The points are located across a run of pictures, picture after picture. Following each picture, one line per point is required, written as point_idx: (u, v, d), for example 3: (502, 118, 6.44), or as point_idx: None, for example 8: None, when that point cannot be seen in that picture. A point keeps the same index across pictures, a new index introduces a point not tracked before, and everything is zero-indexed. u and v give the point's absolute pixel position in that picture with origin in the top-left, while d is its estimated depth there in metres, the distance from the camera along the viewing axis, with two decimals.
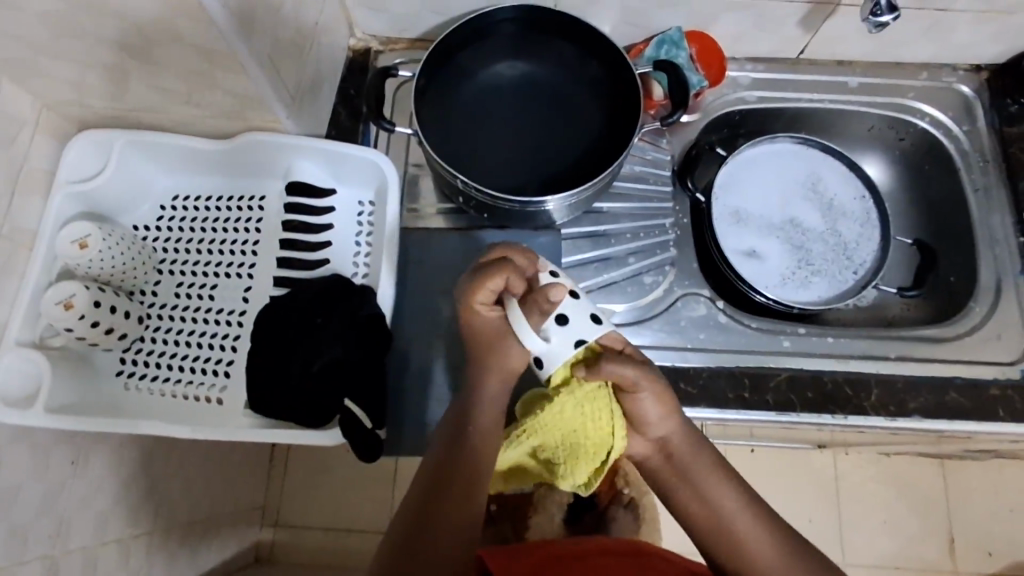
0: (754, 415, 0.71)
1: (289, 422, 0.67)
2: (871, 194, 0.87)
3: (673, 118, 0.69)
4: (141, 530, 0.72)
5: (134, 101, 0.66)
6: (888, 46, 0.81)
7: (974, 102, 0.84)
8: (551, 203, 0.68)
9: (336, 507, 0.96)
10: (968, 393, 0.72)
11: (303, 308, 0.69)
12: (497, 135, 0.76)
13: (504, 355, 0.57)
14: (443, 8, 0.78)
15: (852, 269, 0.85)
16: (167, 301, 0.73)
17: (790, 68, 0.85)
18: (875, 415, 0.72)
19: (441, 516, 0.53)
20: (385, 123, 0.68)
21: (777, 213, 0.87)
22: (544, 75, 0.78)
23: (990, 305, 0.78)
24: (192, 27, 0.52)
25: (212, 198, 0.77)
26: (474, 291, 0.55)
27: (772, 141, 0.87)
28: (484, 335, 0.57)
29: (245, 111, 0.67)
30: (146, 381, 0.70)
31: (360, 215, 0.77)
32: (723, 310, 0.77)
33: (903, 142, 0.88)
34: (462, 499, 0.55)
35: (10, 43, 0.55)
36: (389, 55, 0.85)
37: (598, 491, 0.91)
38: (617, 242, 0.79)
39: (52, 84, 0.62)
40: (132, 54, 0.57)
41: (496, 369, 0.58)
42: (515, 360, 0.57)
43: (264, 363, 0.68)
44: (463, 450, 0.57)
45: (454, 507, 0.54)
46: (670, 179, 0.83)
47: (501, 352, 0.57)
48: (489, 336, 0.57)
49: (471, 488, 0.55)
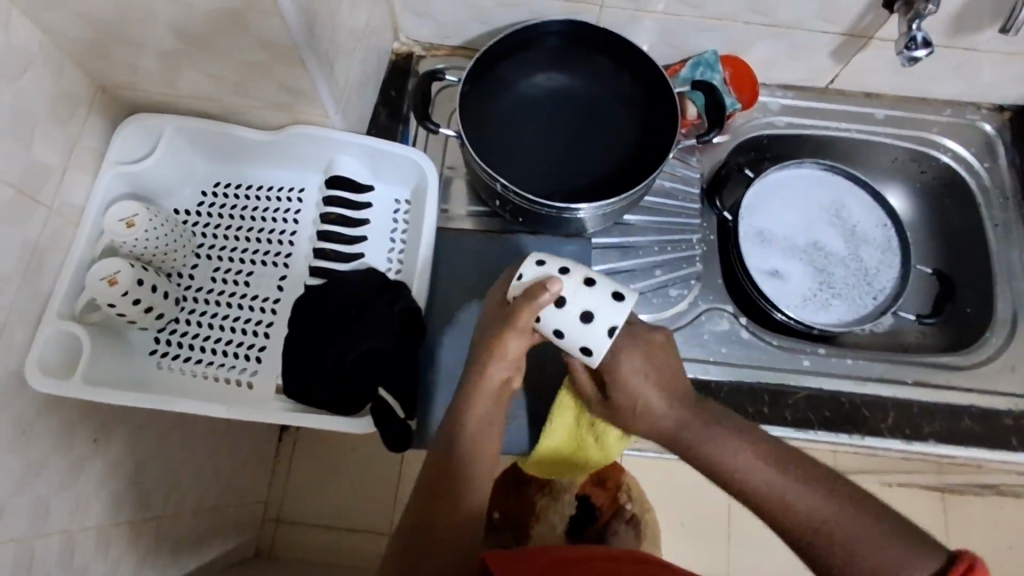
0: (773, 430, 0.73)
1: (321, 409, 0.68)
2: (892, 223, 0.89)
3: (708, 137, 0.72)
4: (152, 513, 0.71)
5: (188, 89, 0.68)
6: (915, 82, 0.83)
7: (995, 140, 0.86)
8: (586, 212, 0.70)
9: (342, 504, 1.01)
10: (981, 420, 0.74)
11: (340, 300, 0.72)
12: (534, 143, 0.78)
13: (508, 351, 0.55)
14: (488, 19, 0.81)
15: (871, 294, 0.87)
16: (204, 284, 0.74)
17: (818, 96, 0.87)
18: (890, 438, 0.73)
19: (436, 520, 0.53)
20: (430, 124, 0.70)
21: (800, 235, 0.89)
22: (581, 87, 0.80)
23: (1006, 337, 0.80)
24: (262, 21, 0.55)
25: (252, 187, 0.79)
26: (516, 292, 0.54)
27: (800, 165, 0.89)
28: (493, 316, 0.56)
29: (295, 105, 0.69)
30: (179, 361, 0.71)
31: (396, 213, 0.79)
32: (745, 326, 0.79)
33: (925, 175, 0.90)
34: (460, 497, 0.54)
35: (80, 23, 0.57)
36: (430, 61, 0.87)
37: (599, 506, 0.94)
38: (645, 254, 0.81)
39: (113, 67, 0.64)
40: (197, 43, 0.59)
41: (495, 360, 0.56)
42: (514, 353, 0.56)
43: (299, 350, 0.70)
44: (459, 447, 0.56)
45: (451, 505, 0.54)
46: (699, 196, 0.85)
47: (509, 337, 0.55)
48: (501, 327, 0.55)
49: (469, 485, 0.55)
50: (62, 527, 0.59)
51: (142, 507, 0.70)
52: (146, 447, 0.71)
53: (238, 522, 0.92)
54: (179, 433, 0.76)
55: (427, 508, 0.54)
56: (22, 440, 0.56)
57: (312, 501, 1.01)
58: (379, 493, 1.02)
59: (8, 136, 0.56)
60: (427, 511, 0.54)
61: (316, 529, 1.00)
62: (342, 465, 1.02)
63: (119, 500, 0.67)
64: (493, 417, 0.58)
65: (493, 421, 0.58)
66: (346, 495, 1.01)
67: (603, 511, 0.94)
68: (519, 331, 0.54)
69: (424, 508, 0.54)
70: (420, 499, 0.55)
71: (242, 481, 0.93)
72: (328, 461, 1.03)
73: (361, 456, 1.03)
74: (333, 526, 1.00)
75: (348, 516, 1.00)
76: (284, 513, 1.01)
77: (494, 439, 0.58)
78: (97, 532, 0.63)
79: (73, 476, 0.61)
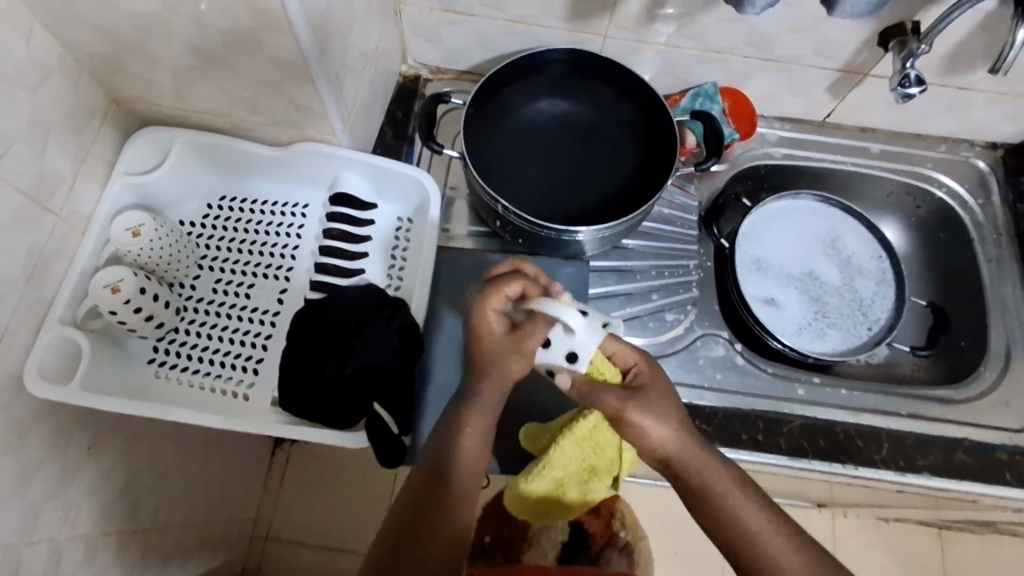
0: (766, 458, 0.72)
1: (315, 423, 0.69)
2: (887, 255, 0.90)
3: (705, 166, 0.74)
4: (140, 524, 0.71)
5: (200, 104, 0.69)
6: (910, 119, 0.85)
7: (989, 177, 0.88)
8: (584, 234, 0.71)
9: (332, 522, 1.00)
10: (976, 454, 0.74)
11: (339, 314, 0.72)
12: (534, 166, 0.80)
13: (505, 368, 0.54)
14: (494, 45, 0.83)
15: (866, 325, 0.88)
16: (205, 295, 0.75)
17: (815, 130, 0.89)
18: (885, 468, 0.73)
19: (423, 534, 0.51)
20: (435, 145, 0.72)
21: (795, 265, 0.90)
22: (582, 114, 0.82)
23: (1000, 370, 0.80)
24: (276, 40, 0.57)
25: (257, 201, 0.80)
26: (493, 297, 0.53)
27: (796, 197, 0.91)
28: (486, 339, 0.54)
29: (304, 122, 0.71)
30: (176, 371, 0.71)
31: (397, 231, 0.81)
32: (741, 352, 0.80)
33: (920, 210, 0.92)
34: (451, 514, 0.53)
35: (99, 38, 0.59)
36: (437, 84, 0.89)
37: (593, 533, 0.92)
38: (641, 278, 0.82)
39: (129, 81, 0.66)
40: (211, 59, 0.61)
41: (496, 371, 0.54)
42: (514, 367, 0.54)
43: (297, 363, 0.70)
44: (449, 461, 0.54)
45: (442, 523, 0.52)
46: (697, 223, 0.86)
47: (507, 358, 0.54)
48: (493, 339, 0.54)
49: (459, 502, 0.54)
50: (50, 535, 0.59)
51: (130, 518, 0.70)
52: (138, 457, 0.71)
53: (224, 539, 0.91)
54: (173, 444, 0.76)
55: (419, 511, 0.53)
56: (17, 444, 0.56)
57: (302, 519, 1.01)
58: (369, 514, 1.01)
59: (24, 145, 0.57)
60: (415, 525, 0.52)
61: (304, 549, 0.99)
62: (333, 484, 1.02)
63: (108, 509, 0.66)
64: (488, 435, 0.56)
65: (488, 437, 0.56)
66: (337, 513, 1.01)
67: (597, 538, 0.92)
68: (525, 355, 0.54)
69: (411, 523, 0.52)
70: (405, 514, 0.53)
71: (233, 497, 0.92)
72: (318, 478, 1.02)
73: (352, 474, 1.03)
74: (324, 545, 0.99)
75: (338, 534, 1.00)
76: (273, 529, 1.00)
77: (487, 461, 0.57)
78: (82, 542, 0.63)
79: (64, 483, 0.60)
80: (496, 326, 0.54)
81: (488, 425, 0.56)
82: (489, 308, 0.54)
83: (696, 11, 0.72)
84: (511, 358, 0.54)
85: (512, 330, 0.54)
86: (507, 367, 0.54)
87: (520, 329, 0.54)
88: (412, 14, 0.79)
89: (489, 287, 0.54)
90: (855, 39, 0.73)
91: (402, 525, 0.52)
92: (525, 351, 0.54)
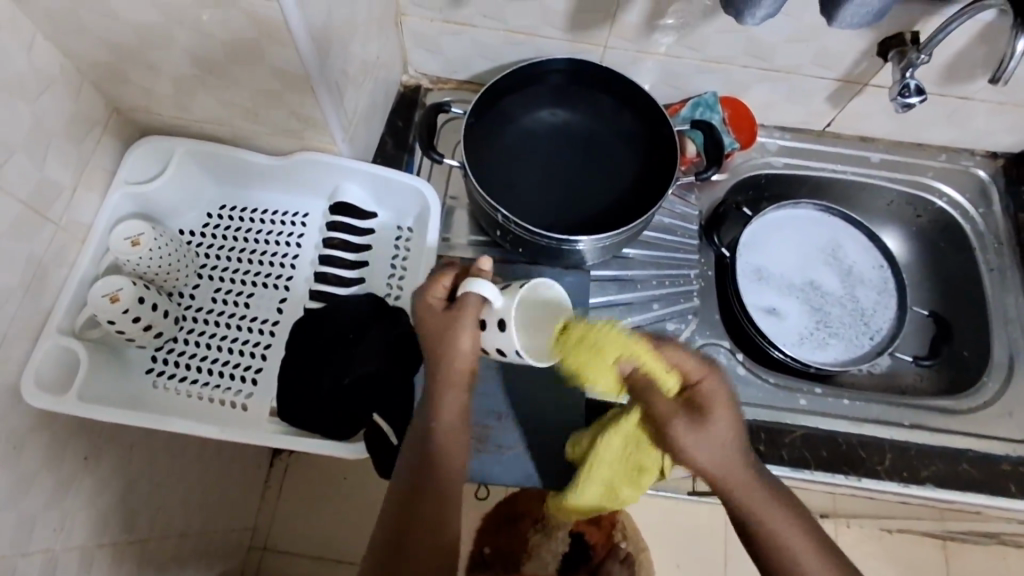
0: (768, 469, 0.71)
1: (314, 433, 0.68)
2: (888, 264, 0.90)
3: (706, 175, 0.74)
4: (136, 535, 0.70)
5: (201, 113, 0.70)
6: (909, 128, 0.85)
7: (989, 187, 0.88)
8: (584, 244, 0.71)
9: (331, 533, 1.00)
10: (980, 465, 0.73)
11: (337, 323, 0.72)
12: (534, 176, 0.80)
13: (450, 349, 0.55)
14: (494, 55, 0.83)
15: (868, 335, 0.88)
16: (204, 304, 0.75)
17: (815, 139, 0.89)
18: (888, 480, 0.71)
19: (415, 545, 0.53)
20: (435, 155, 0.72)
21: (797, 275, 0.90)
22: (582, 123, 0.82)
23: (1003, 381, 0.80)
24: (276, 49, 0.57)
25: (258, 210, 0.80)
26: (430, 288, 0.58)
27: (796, 206, 0.91)
28: (427, 321, 0.57)
29: (305, 131, 0.71)
30: (175, 381, 0.71)
31: (397, 240, 0.81)
32: (742, 362, 0.80)
33: (921, 219, 0.91)
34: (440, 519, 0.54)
35: (99, 47, 0.59)
36: (438, 94, 0.90)
37: (593, 544, 0.95)
38: (642, 288, 0.82)
39: (129, 90, 0.66)
40: (211, 69, 0.61)
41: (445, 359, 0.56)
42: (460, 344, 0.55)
43: (295, 373, 0.70)
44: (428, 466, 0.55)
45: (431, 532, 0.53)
46: (697, 233, 0.86)
47: (449, 337, 0.55)
48: (434, 320, 0.56)
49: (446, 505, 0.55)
50: (45, 547, 0.58)
51: (126, 528, 0.69)
52: (136, 467, 0.70)
53: (222, 551, 0.90)
54: (171, 454, 0.76)
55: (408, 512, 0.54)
56: (13, 455, 0.55)
57: (300, 530, 1.00)
58: (368, 525, 1.00)
59: (23, 154, 0.57)
60: (406, 535, 0.53)
61: (302, 560, 0.98)
62: (332, 495, 1.01)
63: (104, 520, 0.66)
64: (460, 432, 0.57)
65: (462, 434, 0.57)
66: (336, 524, 1.00)
67: (597, 549, 0.95)
68: (462, 327, 0.55)
69: (403, 533, 0.53)
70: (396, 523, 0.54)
71: (231, 508, 0.92)
72: (317, 488, 1.02)
73: (351, 485, 1.02)
74: (323, 557, 0.99)
75: (337, 545, 0.99)
76: (272, 540, 1.00)
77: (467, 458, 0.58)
78: (77, 553, 0.62)
79: (60, 494, 0.60)
80: (435, 307, 0.57)
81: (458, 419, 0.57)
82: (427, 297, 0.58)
83: (695, 22, 0.73)
84: (453, 335, 0.55)
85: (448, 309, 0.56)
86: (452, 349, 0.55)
87: (455, 305, 0.56)
88: (412, 25, 0.79)
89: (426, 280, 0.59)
90: (854, 50, 0.73)
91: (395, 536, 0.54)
92: (460, 322, 0.55)
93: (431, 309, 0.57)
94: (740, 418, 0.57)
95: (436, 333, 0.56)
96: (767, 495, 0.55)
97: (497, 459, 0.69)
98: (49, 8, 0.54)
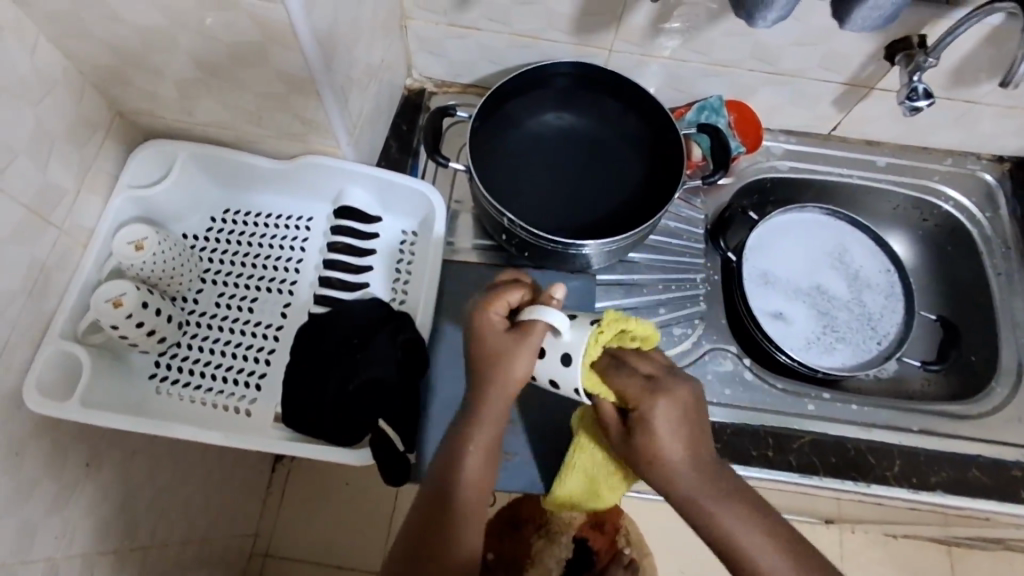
0: (777, 475, 0.71)
1: (320, 440, 0.68)
2: (895, 269, 0.90)
3: (713, 179, 0.73)
4: (137, 542, 0.70)
5: (204, 116, 0.69)
6: (916, 132, 0.85)
7: (996, 190, 0.87)
8: (591, 248, 0.70)
9: (332, 539, 0.99)
10: (989, 470, 0.73)
11: (343, 329, 0.72)
12: (539, 179, 0.79)
13: (507, 369, 0.52)
14: (499, 59, 0.83)
15: (875, 339, 0.87)
16: (207, 309, 0.74)
17: (821, 142, 0.89)
18: (898, 485, 0.71)
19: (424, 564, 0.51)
20: (440, 159, 0.71)
21: (803, 279, 0.90)
22: (587, 127, 0.82)
23: (1013, 386, 0.79)
24: (282, 52, 0.56)
25: (261, 215, 0.79)
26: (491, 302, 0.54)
27: (802, 210, 0.91)
28: (487, 339, 0.53)
29: (309, 134, 0.70)
30: (177, 387, 0.70)
31: (401, 244, 0.80)
32: (749, 367, 0.79)
33: (927, 223, 0.91)
34: (452, 540, 0.52)
35: (103, 50, 0.59)
36: (442, 97, 0.89)
37: (598, 550, 0.91)
38: (648, 292, 0.81)
39: (132, 93, 0.65)
40: (216, 72, 0.60)
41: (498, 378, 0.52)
42: (517, 367, 0.52)
43: (299, 379, 0.70)
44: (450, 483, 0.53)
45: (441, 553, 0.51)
46: (703, 237, 0.85)
47: (508, 358, 0.52)
48: (495, 337, 0.53)
49: (461, 526, 0.53)
50: (47, 554, 0.58)
51: (129, 535, 0.68)
52: (138, 473, 0.70)
53: (224, 557, 0.90)
54: (173, 460, 0.75)
55: (443, 517, 0.52)
56: (14, 461, 0.55)
57: (302, 536, 0.99)
58: (371, 531, 0.99)
59: (26, 158, 0.57)
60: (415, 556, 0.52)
61: (304, 566, 0.98)
62: (334, 499, 1.01)
63: (105, 527, 0.65)
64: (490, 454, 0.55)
65: (491, 456, 0.55)
66: (338, 530, 0.99)
67: (602, 555, 0.91)
68: (526, 351, 0.51)
69: (413, 553, 0.52)
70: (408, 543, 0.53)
71: (233, 514, 0.91)
72: (319, 495, 1.01)
73: (354, 491, 1.01)
74: (325, 563, 0.98)
75: (339, 551, 0.98)
76: (273, 547, 0.99)
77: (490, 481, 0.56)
78: (78, 560, 0.62)
79: (62, 501, 0.59)
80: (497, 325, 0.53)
81: (489, 440, 0.54)
82: (488, 312, 0.54)
83: (701, 25, 0.72)
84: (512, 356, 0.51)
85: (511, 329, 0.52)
86: (509, 370, 0.52)
87: (520, 326, 0.52)
88: (417, 28, 0.79)
89: (489, 296, 0.55)
90: (861, 53, 0.73)
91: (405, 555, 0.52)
92: (526, 345, 0.51)
93: (492, 327, 0.53)
94: (695, 423, 0.51)
95: (494, 352, 0.52)
96: (724, 494, 0.51)
97: (505, 466, 0.69)
98: (53, 10, 0.54)
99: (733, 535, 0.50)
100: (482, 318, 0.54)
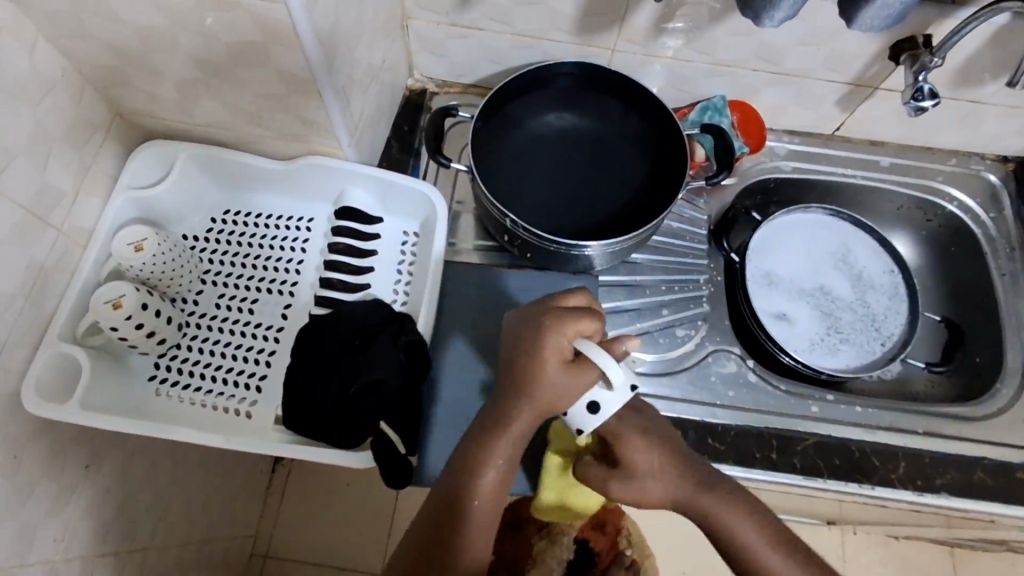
0: (780, 477, 0.70)
1: (320, 442, 0.67)
2: (899, 269, 0.89)
3: (717, 179, 0.72)
4: (137, 545, 0.69)
5: (205, 117, 0.69)
6: (920, 132, 0.85)
7: (1000, 191, 0.87)
8: (593, 249, 0.70)
9: (332, 541, 0.99)
10: (994, 472, 0.72)
11: (343, 330, 0.71)
12: (542, 180, 0.79)
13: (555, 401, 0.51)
14: (500, 58, 0.82)
15: (879, 340, 0.87)
16: (207, 311, 0.74)
17: (824, 142, 0.88)
18: (902, 488, 0.71)
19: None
20: (442, 160, 0.71)
21: (807, 280, 0.89)
22: (589, 127, 0.81)
23: (1018, 387, 0.79)
24: (283, 52, 0.56)
25: (262, 215, 0.79)
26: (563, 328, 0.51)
27: (806, 210, 0.90)
28: (545, 360, 0.51)
29: (310, 134, 0.70)
30: (177, 388, 0.69)
31: (402, 245, 0.80)
32: (753, 368, 0.79)
33: (931, 223, 0.91)
34: (459, 550, 0.52)
35: (102, 51, 0.58)
36: (444, 97, 0.89)
37: (599, 551, 0.92)
38: (651, 293, 0.81)
39: (132, 94, 0.65)
40: (216, 72, 0.60)
41: (540, 400, 0.52)
42: (561, 401, 0.52)
43: (300, 381, 0.69)
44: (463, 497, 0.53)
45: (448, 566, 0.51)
46: (706, 237, 0.85)
47: (559, 390, 0.51)
48: (556, 368, 0.51)
49: (470, 538, 0.53)
50: (46, 557, 0.57)
51: (128, 537, 0.68)
52: (137, 475, 0.69)
53: (225, 558, 0.89)
54: (173, 461, 0.75)
55: (451, 519, 0.53)
56: (12, 464, 0.54)
57: (303, 537, 0.99)
58: (372, 533, 0.99)
59: (25, 159, 0.56)
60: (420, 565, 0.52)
61: (305, 568, 0.97)
62: (336, 501, 1.00)
63: (105, 530, 0.65)
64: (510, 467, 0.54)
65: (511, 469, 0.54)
66: (339, 531, 0.99)
67: (602, 556, 0.91)
68: (580, 383, 0.51)
69: (418, 558, 0.52)
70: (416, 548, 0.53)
71: (234, 515, 0.91)
72: (320, 496, 1.00)
73: (355, 493, 1.01)
74: (326, 564, 0.98)
75: (340, 553, 0.98)
76: (274, 548, 0.98)
77: (506, 492, 0.55)
78: (77, 563, 0.61)
79: (61, 503, 0.59)
80: (560, 350, 0.51)
81: (511, 455, 0.54)
82: (556, 336, 0.51)
83: (705, 25, 0.72)
84: (561, 390, 0.51)
85: (574, 364, 0.51)
86: (554, 399, 0.51)
87: (580, 361, 0.51)
88: (419, 28, 0.79)
89: (563, 321, 0.52)
90: (866, 53, 0.72)
91: (411, 563, 0.52)
92: (579, 384, 0.51)
93: (555, 349, 0.51)
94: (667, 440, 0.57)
95: (549, 379, 0.51)
96: (719, 497, 0.54)
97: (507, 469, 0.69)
98: (52, 11, 0.53)
99: (736, 535, 0.54)
100: (548, 338, 0.51)
